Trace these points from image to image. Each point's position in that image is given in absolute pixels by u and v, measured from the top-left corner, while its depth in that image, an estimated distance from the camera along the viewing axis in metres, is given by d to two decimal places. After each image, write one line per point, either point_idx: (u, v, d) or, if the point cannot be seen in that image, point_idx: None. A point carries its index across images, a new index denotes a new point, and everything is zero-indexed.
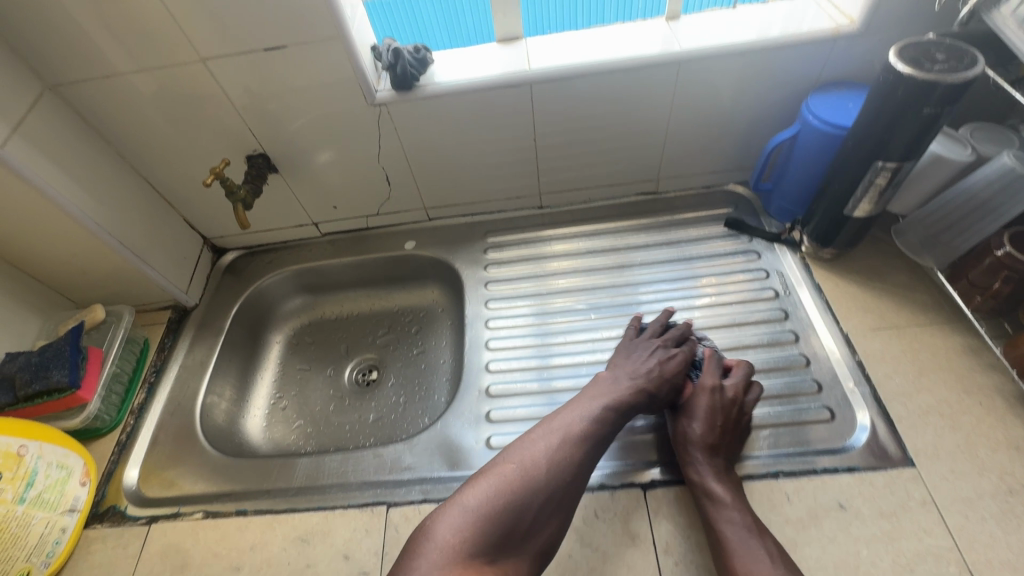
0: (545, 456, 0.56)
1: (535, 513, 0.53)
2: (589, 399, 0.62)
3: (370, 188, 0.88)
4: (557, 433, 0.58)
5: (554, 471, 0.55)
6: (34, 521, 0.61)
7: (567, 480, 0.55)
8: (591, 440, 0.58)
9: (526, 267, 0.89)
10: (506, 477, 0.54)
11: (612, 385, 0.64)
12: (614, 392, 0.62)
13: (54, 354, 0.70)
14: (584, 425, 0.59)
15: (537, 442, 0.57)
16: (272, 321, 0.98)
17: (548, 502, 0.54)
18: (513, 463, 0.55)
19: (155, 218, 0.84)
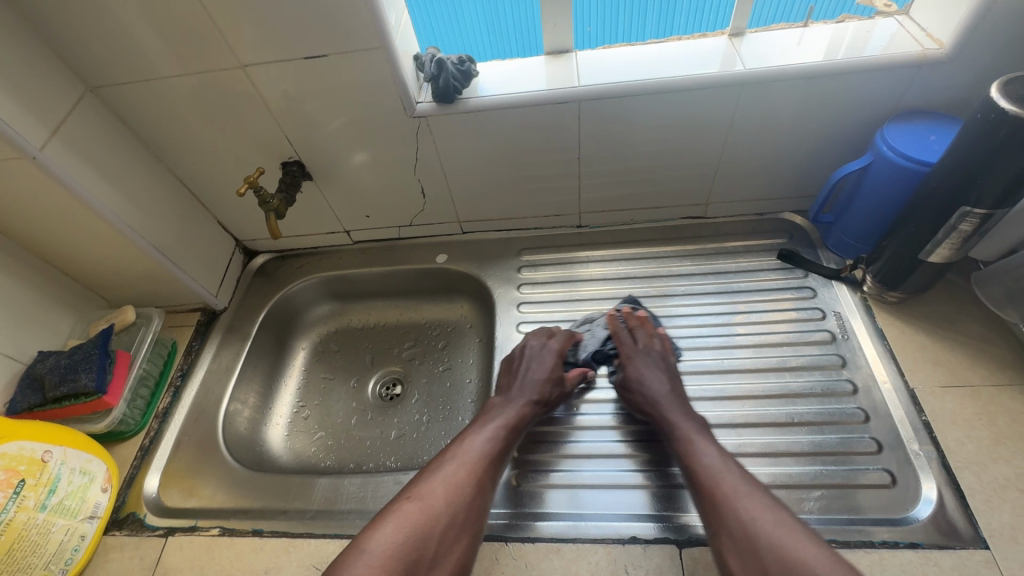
0: (445, 482, 0.56)
1: (441, 539, 0.52)
2: (478, 425, 0.64)
3: (405, 199, 0.85)
4: (454, 459, 0.59)
5: (453, 496, 0.55)
6: (55, 528, 0.60)
7: (469, 502, 0.55)
8: (485, 464, 0.59)
9: (561, 289, 0.85)
10: (406, 510, 0.53)
11: (503, 409, 0.66)
12: (505, 416, 0.65)
13: (83, 357, 0.69)
14: (478, 450, 0.60)
15: (436, 471, 0.57)
16: (299, 327, 0.97)
17: (452, 526, 0.53)
18: (413, 495, 0.55)
19: (189, 221, 0.84)
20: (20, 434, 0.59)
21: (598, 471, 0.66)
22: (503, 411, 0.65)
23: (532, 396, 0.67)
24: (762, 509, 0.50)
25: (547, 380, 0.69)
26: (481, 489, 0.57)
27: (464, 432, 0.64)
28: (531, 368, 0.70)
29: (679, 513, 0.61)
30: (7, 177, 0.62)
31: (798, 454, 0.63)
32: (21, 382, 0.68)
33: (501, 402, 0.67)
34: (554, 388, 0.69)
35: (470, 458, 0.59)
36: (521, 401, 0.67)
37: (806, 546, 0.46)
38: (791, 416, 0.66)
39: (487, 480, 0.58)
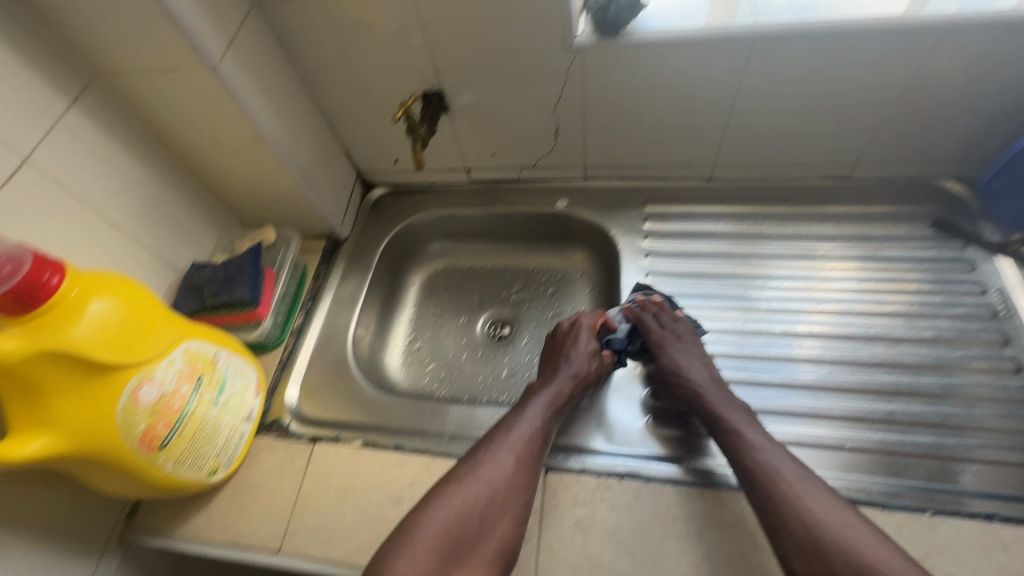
0: (486, 464, 0.58)
1: (483, 517, 0.55)
2: (518, 406, 0.64)
3: (536, 139, 0.84)
4: (495, 440, 0.60)
5: (493, 478, 0.57)
6: (223, 425, 0.65)
7: (510, 485, 0.57)
8: (525, 447, 0.60)
9: (690, 243, 0.83)
10: (450, 492, 0.56)
11: (542, 391, 0.65)
12: (544, 398, 0.64)
13: (237, 270, 0.73)
14: (516, 430, 0.61)
15: (479, 452, 0.59)
16: (412, 262, 0.99)
17: (494, 508, 0.55)
18: (458, 476, 0.57)
19: (324, 147, 0.85)
20: (197, 335, 0.62)
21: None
22: (546, 391, 0.65)
23: (572, 377, 0.67)
24: (795, 475, 0.54)
25: (586, 362, 0.69)
26: (522, 472, 0.58)
27: (512, 410, 0.64)
28: (567, 348, 0.70)
29: (703, 458, 0.63)
30: (185, 89, 0.64)
31: (959, 427, 0.62)
32: (182, 289, 0.73)
33: (540, 383, 0.67)
34: (592, 365, 0.69)
35: (514, 439, 0.60)
36: (562, 383, 0.66)
37: (882, 557, 0.48)
38: (948, 389, 0.65)
39: (529, 462, 0.59)
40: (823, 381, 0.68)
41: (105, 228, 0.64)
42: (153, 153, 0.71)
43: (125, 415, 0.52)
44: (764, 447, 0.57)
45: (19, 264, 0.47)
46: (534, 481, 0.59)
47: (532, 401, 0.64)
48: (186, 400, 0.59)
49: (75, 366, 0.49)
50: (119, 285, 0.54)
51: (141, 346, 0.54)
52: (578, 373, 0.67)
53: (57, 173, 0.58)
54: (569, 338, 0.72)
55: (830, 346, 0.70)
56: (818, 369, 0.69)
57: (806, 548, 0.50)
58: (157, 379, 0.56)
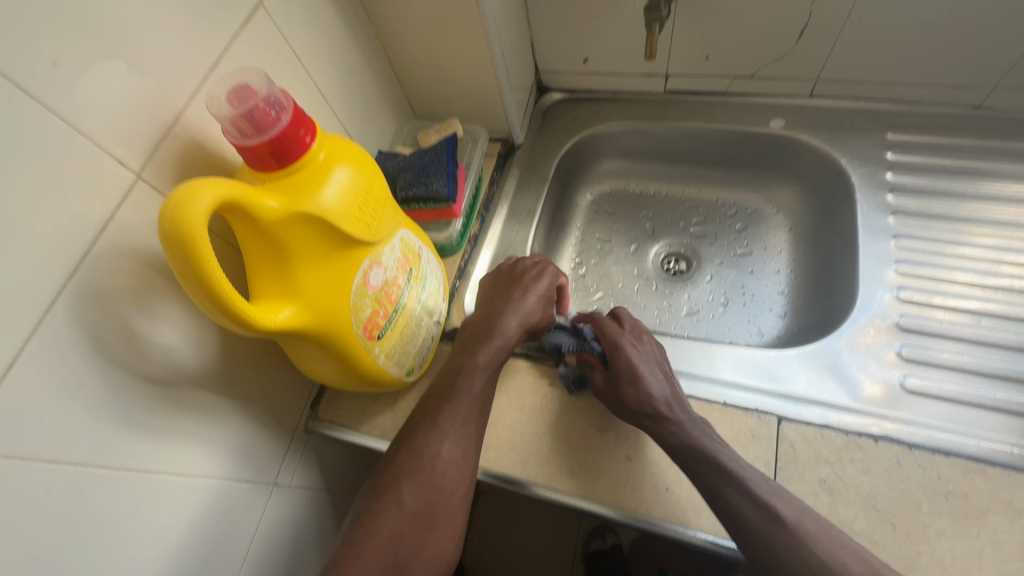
0: (422, 456, 0.50)
1: (421, 522, 0.47)
2: (456, 371, 0.55)
3: (771, 39, 0.70)
4: (428, 420, 0.52)
5: (429, 473, 0.49)
6: (423, 325, 0.60)
7: (446, 478, 0.49)
8: (464, 424, 0.52)
9: (945, 182, 0.69)
10: (385, 496, 0.48)
11: (482, 345, 0.57)
12: (481, 359, 0.55)
13: (433, 161, 0.66)
14: (456, 402, 0.53)
15: (412, 439, 0.51)
16: (580, 181, 0.90)
17: (432, 508, 0.48)
18: (389, 477, 0.49)
19: (517, 35, 0.75)
20: (407, 224, 0.57)
21: (993, 392, 0.56)
22: (485, 348, 0.56)
23: (513, 329, 0.59)
24: (790, 505, 0.46)
25: (529, 310, 0.60)
26: (460, 455, 0.51)
27: (438, 385, 0.55)
28: (513, 297, 0.61)
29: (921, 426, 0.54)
30: None
31: None
32: None
33: (480, 336, 0.58)
34: (539, 312, 0.61)
35: (444, 425, 0.51)
36: (501, 335, 0.58)
37: None
38: None
39: (468, 440, 0.52)
40: None
41: (314, 97, 0.59)
42: (355, 19, 0.64)
43: (356, 296, 0.48)
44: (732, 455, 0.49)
45: (278, 110, 0.42)
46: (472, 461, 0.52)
47: (470, 365, 0.55)
48: (400, 292, 0.54)
49: (326, 233, 0.44)
50: (355, 154, 0.48)
51: (375, 224, 0.49)
52: (522, 321, 0.59)
53: (282, 24, 0.52)
54: (512, 285, 0.63)
55: None
56: None
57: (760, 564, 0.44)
58: (382, 263, 0.51)
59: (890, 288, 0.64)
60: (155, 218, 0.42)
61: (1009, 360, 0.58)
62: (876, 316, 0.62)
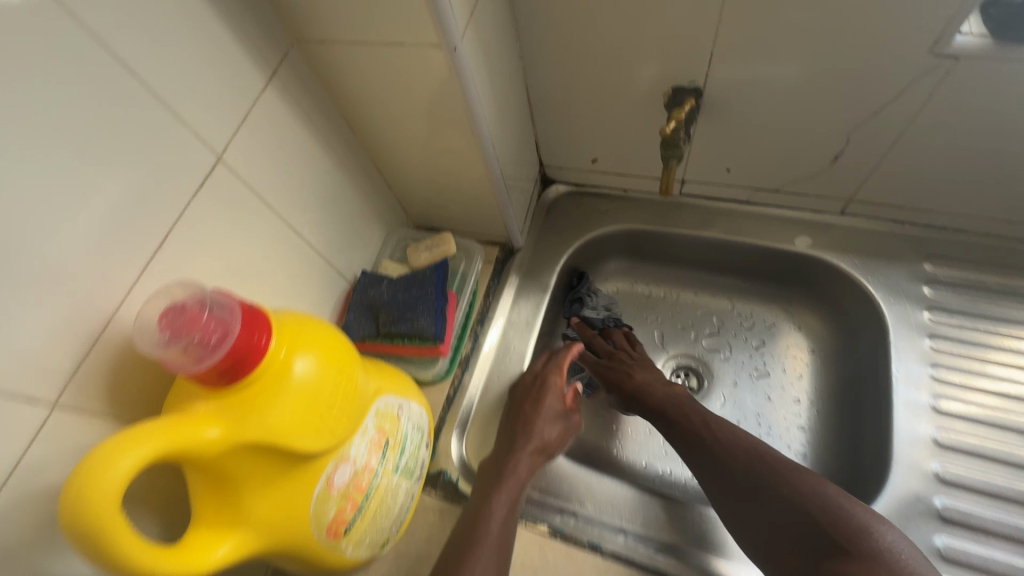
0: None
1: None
2: (472, 520, 0.51)
3: (803, 159, 0.63)
4: (461, 551, 0.48)
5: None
6: (401, 491, 0.54)
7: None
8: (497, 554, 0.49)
9: (989, 332, 0.62)
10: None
11: (498, 488, 0.54)
12: (500, 500, 0.53)
13: (420, 293, 0.59)
14: (488, 532, 0.50)
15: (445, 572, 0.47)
16: (584, 282, 0.82)
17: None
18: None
19: (520, 138, 0.69)
20: (383, 386, 0.51)
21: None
22: (504, 485, 0.54)
23: (531, 454, 0.58)
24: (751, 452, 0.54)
25: (549, 426, 0.61)
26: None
27: (455, 533, 0.51)
28: (527, 411, 0.61)
29: None
30: (404, 68, 0.48)
31: None
32: (352, 307, 0.61)
33: (494, 477, 0.55)
34: (558, 433, 0.61)
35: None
36: (521, 462, 0.56)
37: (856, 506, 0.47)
38: None
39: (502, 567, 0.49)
40: None
41: (287, 235, 0.52)
42: (339, 137, 0.57)
43: (317, 505, 0.42)
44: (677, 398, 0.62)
45: (227, 321, 0.35)
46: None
47: (489, 507, 0.52)
48: (373, 474, 0.48)
49: (280, 455, 0.38)
50: (322, 336, 0.42)
51: (343, 421, 0.42)
52: (541, 444, 0.59)
53: (246, 172, 0.46)
54: (528, 390, 0.64)
55: None
56: None
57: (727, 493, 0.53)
58: (351, 456, 0.45)
59: (929, 461, 0.57)
60: (80, 442, 0.35)
61: None
62: (913, 498, 0.55)
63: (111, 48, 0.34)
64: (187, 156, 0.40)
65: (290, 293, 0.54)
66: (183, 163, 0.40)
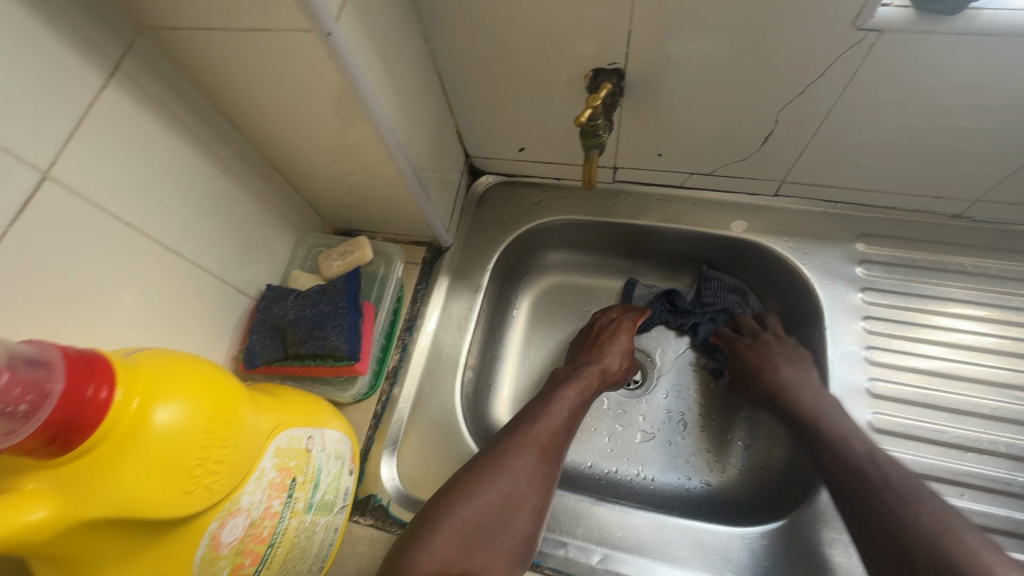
0: (508, 460, 0.50)
1: (500, 514, 0.48)
2: (539, 403, 0.56)
3: (734, 142, 0.61)
4: (514, 435, 0.53)
5: (511, 475, 0.49)
6: (319, 528, 0.49)
7: (525, 485, 0.50)
8: (548, 443, 0.53)
9: (919, 310, 0.62)
10: (475, 485, 0.48)
11: (569, 385, 0.59)
12: (566, 392, 0.58)
13: (330, 307, 0.54)
14: (542, 424, 0.54)
15: (497, 448, 0.52)
16: (523, 278, 0.78)
17: (510, 507, 0.48)
18: (472, 474, 0.49)
19: (436, 129, 0.63)
20: (286, 419, 0.45)
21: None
22: (573, 384, 0.59)
23: (598, 372, 0.61)
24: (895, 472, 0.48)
25: (616, 358, 0.63)
26: (542, 471, 0.51)
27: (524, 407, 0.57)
28: (603, 337, 0.65)
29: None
30: (279, 58, 0.42)
31: None
32: (255, 327, 0.54)
33: (567, 376, 0.60)
34: (620, 363, 0.63)
35: (528, 436, 0.52)
36: (589, 374, 0.60)
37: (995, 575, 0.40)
38: None
39: (553, 456, 0.53)
40: None
41: (160, 254, 0.46)
42: (220, 138, 0.50)
43: (202, 568, 0.36)
44: (818, 394, 0.57)
45: (41, 379, 0.29)
46: (553, 476, 0.52)
47: (554, 394, 0.57)
48: (278, 519, 0.43)
49: (134, 527, 0.32)
50: (190, 378, 0.35)
51: (224, 471, 0.36)
52: (609, 369, 0.62)
53: (88, 188, 0.39)
54: (604, 319, 0.68)
55: None
56: None
57: (846, 488, 0.49)
58: (244, 507, 0.39)
59: None
60: None
61: (998, 545, 0.51)
62: None
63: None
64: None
65: (170, 320, 0.48)
66: None
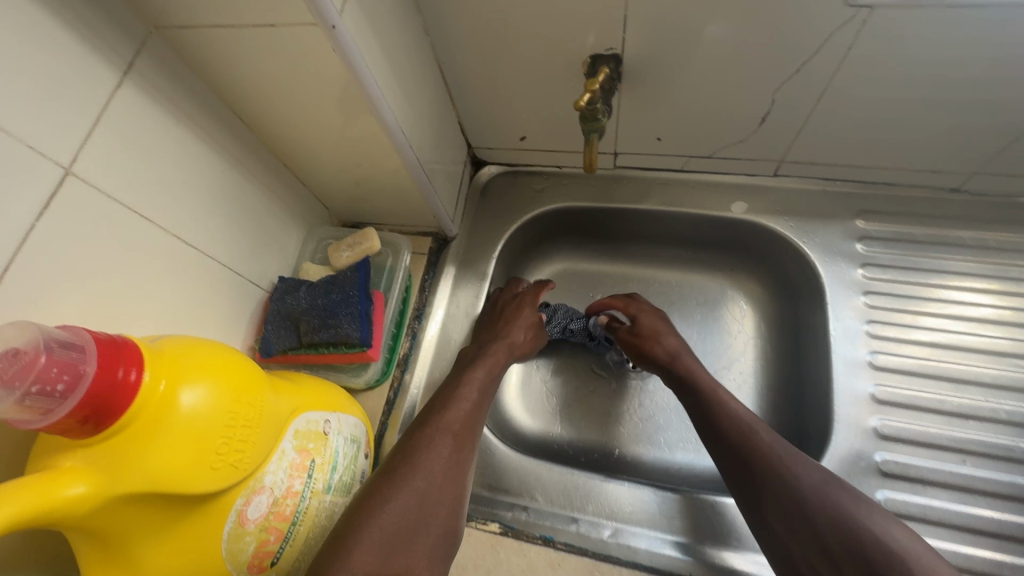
0: (422, 454, 0.48)
1: (430, 498, 0.46)
2: (453, 386, 0.55)
3: (731, 123, 0.61)
4: (434, 417, 0.51)
5: (428, 469, 0.47)
6: (337, 509, 0.50)
7: (445, 476, 0.47)
8: (463, 431, 0.51)
9: (920, 282, 0.63)
10: (391, 488, 0.45)
11: (478, 362, 0.58)
12: (479, 373, 0.56)
13: (341, 296, 0.55)
14: (460, 403, 0.53)
15: (409, 445, 0.49)
16: (527, 266, 0.80)
17: (432, 504, 0.46)
18: (400, 459, 0.47)
19: (438, 120, 0.64)
20: (302, 403, 0.47)
21: (985, 553, 0.51)
22: (481, 362, 0.58)
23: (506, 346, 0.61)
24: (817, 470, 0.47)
25: (519, 329, 0.63)
26: (458, 458, 0.49)
27: (439, 393, 0.55)
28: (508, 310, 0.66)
29: None
30: (285, 52, 0.43)
31: None
32: (270, 317, 0.56)
33: (476, 356, 0.59)
34: (527, 333, 0.64)
35: (450, 415, 0.51)
36: (499, 351, 0.60)
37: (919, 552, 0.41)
38: None
39: (467, 442, 0.51)
40: None
41: (175, 249, 0.47)
42: (229, 135, 0.52)
43: (230, 543, 0.38)
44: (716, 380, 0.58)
45: (76, 361, 0.31)
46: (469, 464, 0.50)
47: (468, 375, 0.56)
48: (299, 498, 0.44)
49: (167, 502, 0.34)
50: (212, 363, 0.37)
51: (247, 450, 0.38)
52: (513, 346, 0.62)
53: (107, 183, 0.40)
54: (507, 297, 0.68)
55: None
56: None
57: (760, 480, 0.48)
58: (267, 485, 0.41)
59: (869, 418, 0.57)
60: None
61: (999, 509, 0.53)
62: (854, 456, 0.56)
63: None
64: (23, 174, 0.35)
65: (188, 312, 0.49)
66: (19, 181, 0.35)
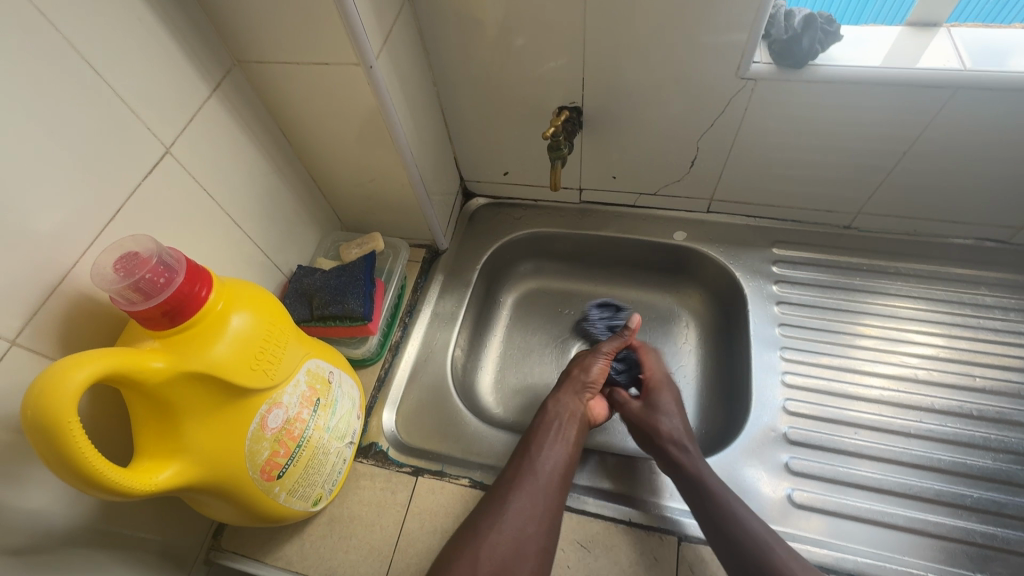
0: (495, 518, 0.55)
1: (509, 558, 0.52)
2: (529, 443, 0.62)
3: (669, 165, 0.78)
4: (513, 479, 0.58)
5: (506, 529, 0.54)
6: (331, 451, 0.59)
7: (524, 534, 0.54)
8: (544, 496, 0.57)
9: (823, 295, 0.77)
10: (456, 561, 0.52)
11: (554, 419, 0.64)
12: (554, 430, 0.63)
13: (350, 279, 0.68)
14: (539, 462, 0.59)
15: (484, 509, 0.56)
16: (506, 281, 0.93)
17: (510, 562, 0.52)
18: (478, 523, 0.55)
19: (438, 153, 0.80)
20: (315, 353, 0.57)
21: (872, 504, 0.60)
22: (557, 421, 0.64)
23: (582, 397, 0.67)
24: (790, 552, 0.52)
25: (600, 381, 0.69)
26: (542, 511, 0.56)
27: (519, 451, 0.61)
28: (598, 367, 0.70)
29: None
30: (329, 83, 0.59)
31: None
32: (288, 295, 0.68)
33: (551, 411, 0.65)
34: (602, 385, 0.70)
35: (529, 480, 0.58)
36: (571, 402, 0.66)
37: None
38: None
39: (550, 500, 0.57)
40: (992, 469, 0.62)
41: (226, 226, 0.60)
42: (275, 147, 0.66)
43: (251, 443, 0.48)
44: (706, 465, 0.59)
45: (169, 269, 0.43)
46: (557, 519, 0.56)
47: (544, 434, 0.62)
48: (305, 426, 0.54)
49: (217, 389, 0.44)
50: (257, 299, 0.49)
51: (274, 369, 0.48)
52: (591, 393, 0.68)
53: (191, 166, 0.54)
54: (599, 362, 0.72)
55: (995, 432, 0.65)
56: (985, 456, 0.63)
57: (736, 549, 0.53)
58: (284, 403, 0.50)
59: (780, 398, 0.69)
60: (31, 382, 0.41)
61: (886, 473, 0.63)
62: (768, 428, 0.67)
63: (69, 43, 0.42)
64: (138, 149, 0.49)
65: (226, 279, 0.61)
66: (132, 152, 0.48)
